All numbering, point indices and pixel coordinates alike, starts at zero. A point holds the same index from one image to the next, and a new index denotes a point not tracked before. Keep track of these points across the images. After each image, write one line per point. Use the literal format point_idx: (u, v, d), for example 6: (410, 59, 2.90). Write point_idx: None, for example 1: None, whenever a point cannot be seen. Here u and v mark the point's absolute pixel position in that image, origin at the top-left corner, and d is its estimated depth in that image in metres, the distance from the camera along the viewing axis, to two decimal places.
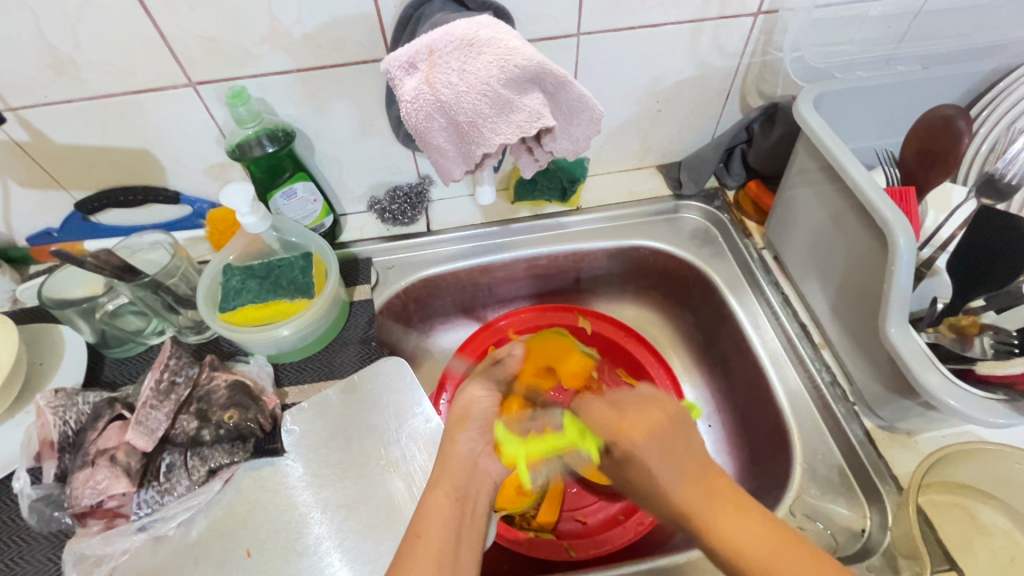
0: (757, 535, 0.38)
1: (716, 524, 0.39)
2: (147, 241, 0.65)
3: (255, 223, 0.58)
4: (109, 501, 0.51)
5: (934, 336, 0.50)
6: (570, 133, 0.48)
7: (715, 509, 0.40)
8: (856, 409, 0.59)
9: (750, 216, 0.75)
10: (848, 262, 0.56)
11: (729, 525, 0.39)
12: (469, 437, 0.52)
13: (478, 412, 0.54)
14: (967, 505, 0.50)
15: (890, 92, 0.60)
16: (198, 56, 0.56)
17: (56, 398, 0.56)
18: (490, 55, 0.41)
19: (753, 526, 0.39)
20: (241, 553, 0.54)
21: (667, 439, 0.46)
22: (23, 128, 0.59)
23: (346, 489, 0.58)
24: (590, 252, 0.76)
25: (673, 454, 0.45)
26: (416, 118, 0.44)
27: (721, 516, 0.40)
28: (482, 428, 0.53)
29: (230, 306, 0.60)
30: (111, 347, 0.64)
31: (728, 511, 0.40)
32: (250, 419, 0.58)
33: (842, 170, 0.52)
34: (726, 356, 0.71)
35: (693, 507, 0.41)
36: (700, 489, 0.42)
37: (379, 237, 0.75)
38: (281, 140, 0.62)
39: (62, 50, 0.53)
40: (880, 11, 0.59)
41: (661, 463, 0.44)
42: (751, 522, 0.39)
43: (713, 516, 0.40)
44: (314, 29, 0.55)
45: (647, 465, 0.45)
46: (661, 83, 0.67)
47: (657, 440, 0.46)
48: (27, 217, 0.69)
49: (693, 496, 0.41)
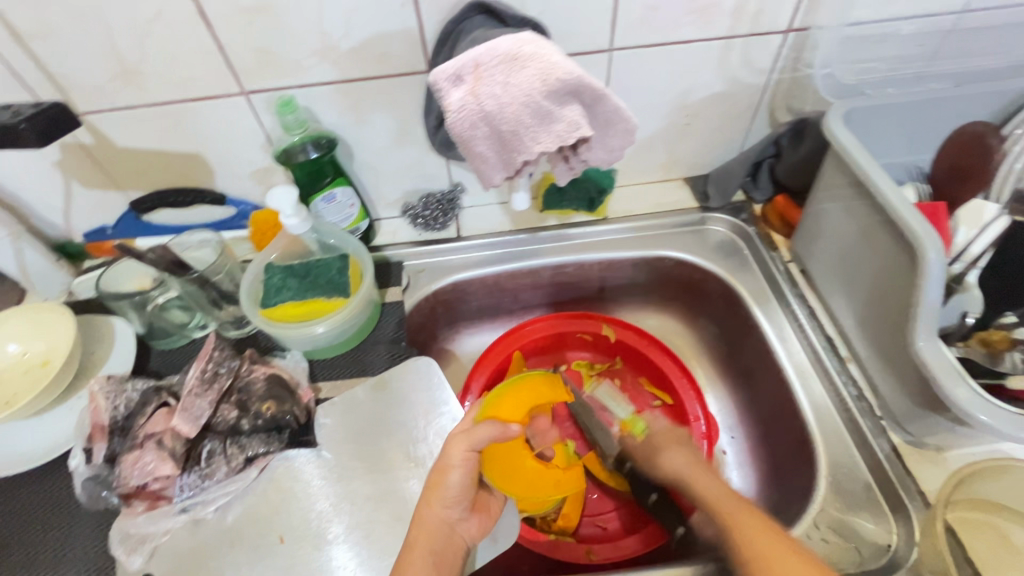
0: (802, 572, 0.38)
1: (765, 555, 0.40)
2: (195, 240, 0.69)
3: (298, 225, 0.61)
4: (154, 483, 0.55)
5: (963, 350, 0.51)
6: (606, 144, 0.50)
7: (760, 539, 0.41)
8: (883, 424, 0.58)
9: (777, 229, 0.75)
10: (876, 275, 0.57)
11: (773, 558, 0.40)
12: (447, 498, 0.51)
13: (454, 480, 0.52)
14: (998, 523, 0.49)
15: (923, 109, 0.61)
16: (251, 66, 0.60)
17: (108, 384, 0.59)
18: (532, 69, 0.44)
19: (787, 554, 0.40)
20: (274, 539, 0.56)
21: (702, 473, 0.50)
22: (89, 133, 0.64)
23: (374, 483, 0.60)
24: (616, 262, 0.78)
25: (721, 500, 0.46)
26: (460, 127, 0.46)
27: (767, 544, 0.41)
28: (459, 496, 0.52)
29: (273, 303, 0.63)
30: (158, 339, 0.68)
31: (768, 538, 0.41)
32: (287, 411, 0.61)
33: (871, 185, 0.53)
34: (751, 367, 0.71)
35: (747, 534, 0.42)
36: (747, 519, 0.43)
37: (410, 242, 0.78)
38: (325, 147, 0.66)
39: (130, 61, 0.57)
40: (911, 29, 0.61)
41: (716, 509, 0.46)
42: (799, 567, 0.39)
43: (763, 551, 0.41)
44: (360, 43, 0.59)
45: (682, 467, 0.52)
46: (690, 98, 0.69)
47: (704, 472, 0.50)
48: (85, 215, 0.73)
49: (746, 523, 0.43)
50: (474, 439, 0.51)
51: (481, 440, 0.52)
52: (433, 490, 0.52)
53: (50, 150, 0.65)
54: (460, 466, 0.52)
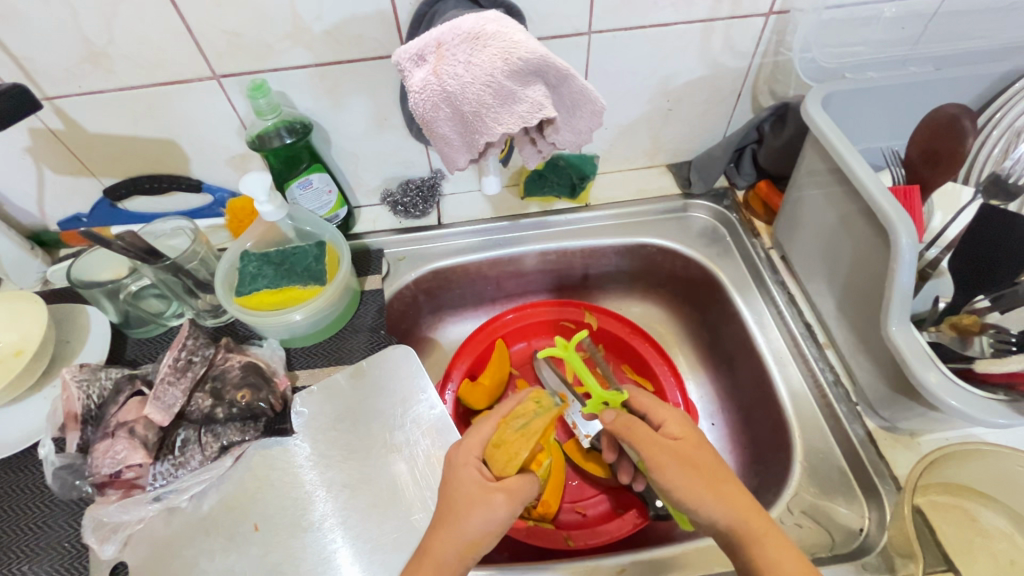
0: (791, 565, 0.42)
1: (765, 544, 0.43)
2: (169, 227, 0.68)
3: (272, 212, 0.60)
4: (127, 472, 0.54)
5: (935, 335, 0.51)
6: (573, 126, 0.50)
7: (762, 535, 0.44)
8: (859, 409, 0.59)
9: (759, 216, 0.75)
10: (853, 260, 0.56)
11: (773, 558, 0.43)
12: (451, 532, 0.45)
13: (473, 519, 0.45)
14: (968, 507, 0.50)
15: (903, 93, 0.60)
16: (222, 50, 0.58)
17: (80, 372, 0.58)
18: (495, 48, 0.43)
19: (784, 552, 0.43)
20: (250, 526, 0.56)
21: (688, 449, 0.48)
22: (59, 118, 0.62)
23: (351, 470, 0.60)
24: (597, 249, 0.77)
25: (723, 487, 0.46)
26: (423, 108, 0.46)
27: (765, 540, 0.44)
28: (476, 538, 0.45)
29: (246, 291, 0.62)
30: (134, 328, 0.67)
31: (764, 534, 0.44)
32: (262, 400, 0.60)
33: (848, 170, 0.53)
34: (731, 354, 0.71)
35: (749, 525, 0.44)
36: (746, 513, 0.45)
37: (390, 229, 0.77)
38: (299, 132, 0.65)
39: (96, 43, 0.56)
40: (892, 12, 0.61)
41: (712, 494, 0.45)
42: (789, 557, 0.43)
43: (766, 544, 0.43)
44: (333, 25, 0.58)
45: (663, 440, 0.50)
46: (671, 82, 0.68)
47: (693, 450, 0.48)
48: (58, 202, 0.72)
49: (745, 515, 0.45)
50: (491, 509, 0.46)
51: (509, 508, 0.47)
52: (440, 525, 0.46)
53: (19, 135, 0.63)
54: (474, 515, 0.46)
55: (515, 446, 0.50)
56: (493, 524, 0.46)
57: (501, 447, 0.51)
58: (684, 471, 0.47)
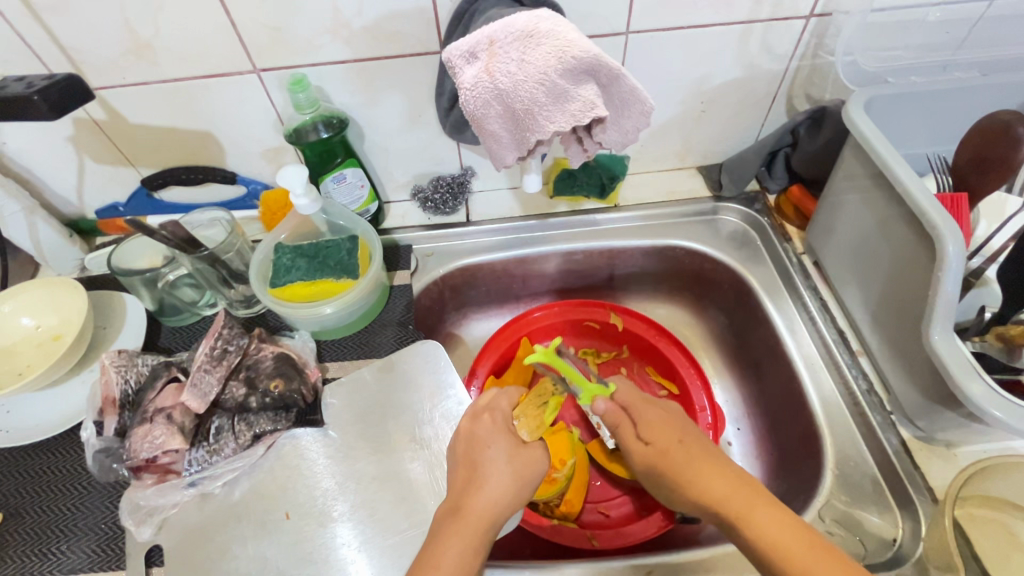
0: (790, 531, 0.42)
1: (754, 518, 0.44)
2: (206, 218, 0.69)
3: (308, 205, 0.61)
4: (163, 457, 0.55)
5: (979, 346, 0.49)
6: (620, 126, 0.50)
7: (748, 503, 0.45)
8: (893, 418, 0.58)
9: (791, 221, 0.74)
10: (892, 269, 0.56)
11: (757, 513, 0.44)
12: (489, 491, 0.48)
13: (500, 475, 0.49)
14: (1006, 520, 0.49)
15: (946, 99, 0.59)
16: (263, 44, 0.59)
17: (118, 358, 0.59)
18: (549, 46, 0.43)
19: (782, 524, 0.42)
20: (281, 515, 0.57)
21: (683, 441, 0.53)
22: (102, 108, 0.64)
23: (380, 462, 0.60)
24: (625, 250, 0.77)
25: (705, 473, 0.49)
26: (473, 106, 0.46)
27: (760, 512, 0.44)
28: (512, 498, 0.49)
29: (281, 283, 0.63)
30: (169, 316, 0.69)
31: (768, 511, 0.44)
32: (294, 390, 0.61)
33: (891, 175, 0.52)
34: (759, 359, 0.71)
35: (736, 505, 0.45)
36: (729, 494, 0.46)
37: (419, 225, 0.77)
38: (336, 127, 0.65)
39: (142, 35, 0.57)
40: (937, 16, 0.60)
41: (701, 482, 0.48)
42: (782, 516, 0.43)
43: (747, 506, 0.45)
44: (373, 21, 0.58)
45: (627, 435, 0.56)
46: (706, 84, 0.67)
47: (681, 432, 0.53)
48: (97, 191, 0.74)
49: (730, 492, 0.46)
50: (529, 469, 0.51)
51: (535, 475, 0.52)
52: (478, 484, 0.48)
53: (63, 125, 0.65)
54: (515, 475, 0.49)
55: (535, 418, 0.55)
56: (526, 486, 0.50)
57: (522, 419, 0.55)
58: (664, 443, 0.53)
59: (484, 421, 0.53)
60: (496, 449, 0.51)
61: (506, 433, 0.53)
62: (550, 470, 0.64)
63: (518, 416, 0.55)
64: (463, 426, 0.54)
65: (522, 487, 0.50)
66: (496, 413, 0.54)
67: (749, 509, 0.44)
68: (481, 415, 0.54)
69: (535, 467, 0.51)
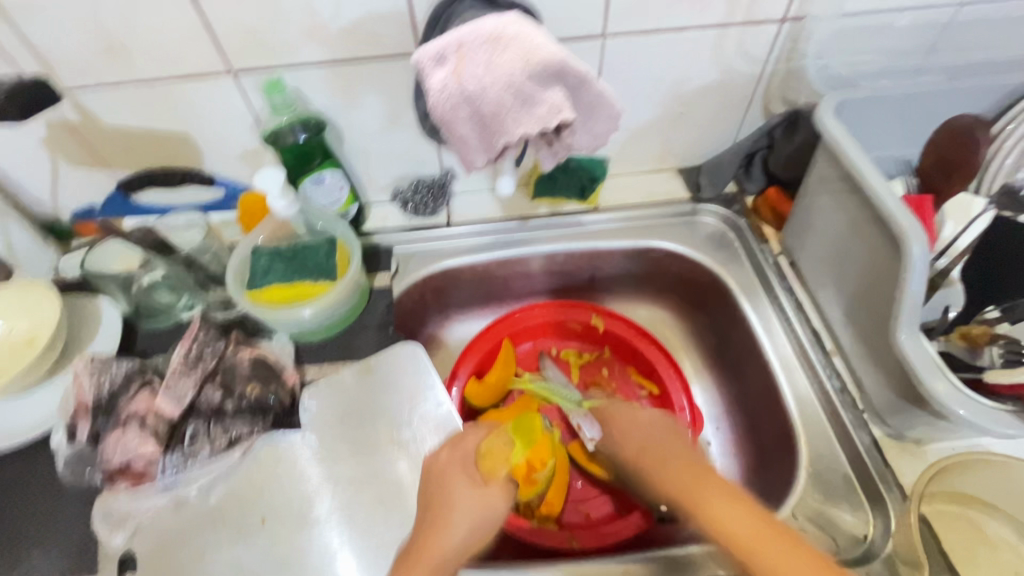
0: (738, 519, 0.42)
1: (708, 507, 0.44)
2: (182, 221, 0.69)
3: (286, 207, 0.61)
4: (138, 463, 0.55)
5: (945, 344, 0.51)
6: (590, 129, 0.50)
7: (703, 496, 0.45)
8: (865, 416, 0.59)
9: (768, 221, 0.75)
10: (862, 270, 0.57)
11: (715, 513, 0.43)
12: (450, 531, 0.48)
13: (460, 515, 0.49)
14: (975, 517, 0.51)
15: (915, 103, 0.61)
16: (239, 46, 0.59)
17: (92, 363, 0.58)
18: (514, 51, 0.44)
19: (731, 512, 0.43)
20: (257, 520, 0.56)
21: (654, 442, 0.54)
22: (75, 109, 0.63)
23: (358, 466, 0.60)
24: (605, 251, 0.77)
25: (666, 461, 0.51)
26: (442, 108, 0.46)
27: (710, 499, 0.44)
28: (470, 541, 0.48)
29: (259, 284, 0.64)
30: (145, 319, 0.68)
31: (719, 497, 0.44)
32: (270, 394, 0.61)
33: (861, 178, 0.53)
34: (738, 359, 0.72)
35: (682, 489, 0.47)
36: (686, 481, 0.47)
37: (399, 227, 0.77)
38: (313, 128, 0.66)
39: (115, 36, 0.57)
40: (906, 21, 0.61)
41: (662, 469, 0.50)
42: (742, 512, 0.43)
43: (702, 502, 0.44)
44: (349, 23, 0.58)
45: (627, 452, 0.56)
46: (683, 87, 0.68)
47: (659, 445, 0.53)
48: (72, 194, 0.73)
49: (688, 487, 0.47)
50: (491, 509, 0.50)
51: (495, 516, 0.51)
52: (438, 524, 0.49)
53: (35, 127, 0.64)
54: (474, 514, 0.49)
55: (501, 456, 0.55)
56: (489, 525, 0.50)
57: (488, 456, 0.55)
58: (631, 449, 0.55)
59: (446, 460, 0.54)
60: (457, 489, 0.51)
61: (466, 469, 0.54)
62: (534, 473, 0.61)
63: (488, 446, 0.56)
64: (426, 469, 0.55)
65: (483, 529, 0.49)
66: (460, 454, 0.55)
67: (705, 511, 0.44)
68: (445, 452, 0.55)
69: (497, 510, 0.51)
